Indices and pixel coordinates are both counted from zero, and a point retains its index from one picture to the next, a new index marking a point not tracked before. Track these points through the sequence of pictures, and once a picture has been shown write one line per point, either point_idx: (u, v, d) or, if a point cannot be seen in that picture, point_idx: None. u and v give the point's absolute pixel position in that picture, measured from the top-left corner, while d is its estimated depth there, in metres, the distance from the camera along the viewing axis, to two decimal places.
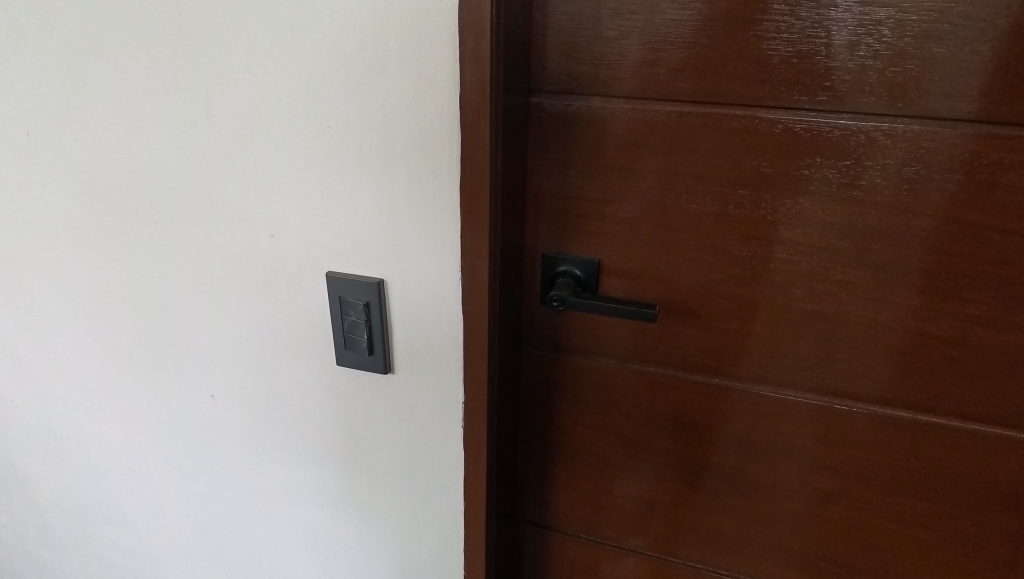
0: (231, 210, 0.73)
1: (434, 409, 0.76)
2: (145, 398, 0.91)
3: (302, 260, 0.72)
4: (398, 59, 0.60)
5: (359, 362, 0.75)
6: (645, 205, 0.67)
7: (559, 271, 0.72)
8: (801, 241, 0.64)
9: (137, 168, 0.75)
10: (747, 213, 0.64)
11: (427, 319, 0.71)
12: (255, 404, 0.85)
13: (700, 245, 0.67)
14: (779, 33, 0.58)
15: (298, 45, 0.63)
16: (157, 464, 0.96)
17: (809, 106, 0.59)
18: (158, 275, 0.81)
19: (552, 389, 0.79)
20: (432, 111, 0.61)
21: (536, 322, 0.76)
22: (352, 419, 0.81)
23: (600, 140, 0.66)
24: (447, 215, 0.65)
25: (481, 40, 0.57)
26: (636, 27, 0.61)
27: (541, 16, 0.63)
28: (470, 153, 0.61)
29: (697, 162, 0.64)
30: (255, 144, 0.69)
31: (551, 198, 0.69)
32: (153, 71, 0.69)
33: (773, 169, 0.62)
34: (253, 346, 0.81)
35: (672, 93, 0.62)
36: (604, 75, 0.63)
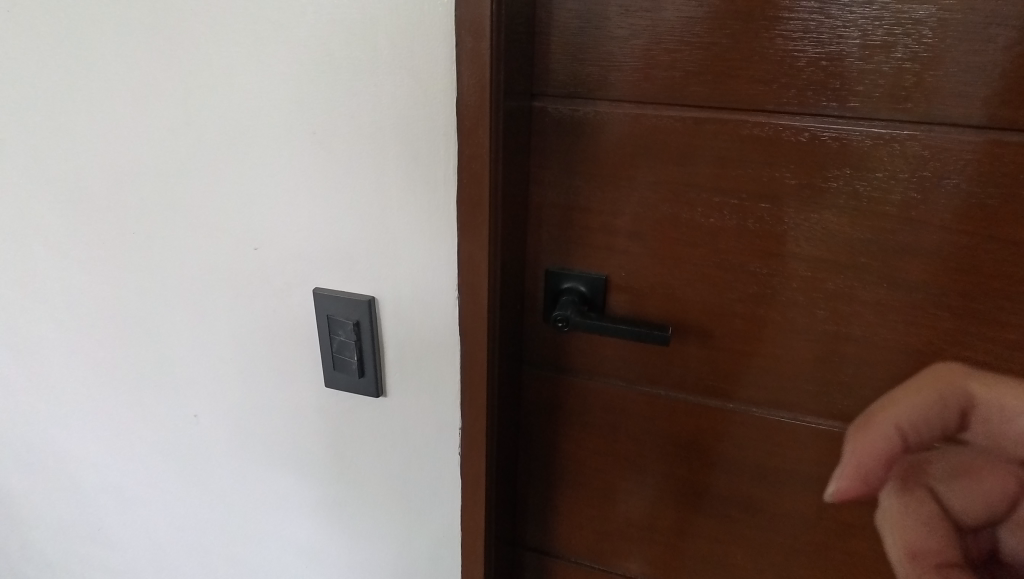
0: (213, 221, 0.68)
1: (429, 433, 0.71)
2: (130, 416, 0.87)
3: (288, 275, 0.68)
4: (390, 60, 0.55)
5: (350, 385, 0.70)
6: (657, 218, 0.62)
7: (563, 288, 0.67)
8: (827, 258, 0.59)
9: (114, 175, 0.70)
10: (768, 228, 0.59)
11: (421, 340, 0.66)
12: (242, 425, 0.80)
13: (716, 261, 0.62)
14: (807, 33, 0.53)
15: (283, 47, 0.58)
16: (144, 484, 0.92)
17: (838, 112, 0.54)
18: (140, 289, 0.76)
19: (555, 411, 0.74)
20: (426, 118, 0.56)
21: (538, 342, 0.71)
22: (344, 441, 0.76)
23: (608, 148, 0.61)
24: (444, 228, 0.60)
25: (481, 41, 0.52)
26: (649, 27, 0.56)
27: (546, 13, 0.58)
28: (468, 163, 0.56)
29: (713, 173, 0.59)
30: (237, 152, 0.64)
31: (555, 210, 0.64)
32: (129, 75, 0.64)
33: (798, 181, 0.57)
34: (238, 364, 0.76)
35: (687, 97, 0.57)
36: (613, 79, 0.58)
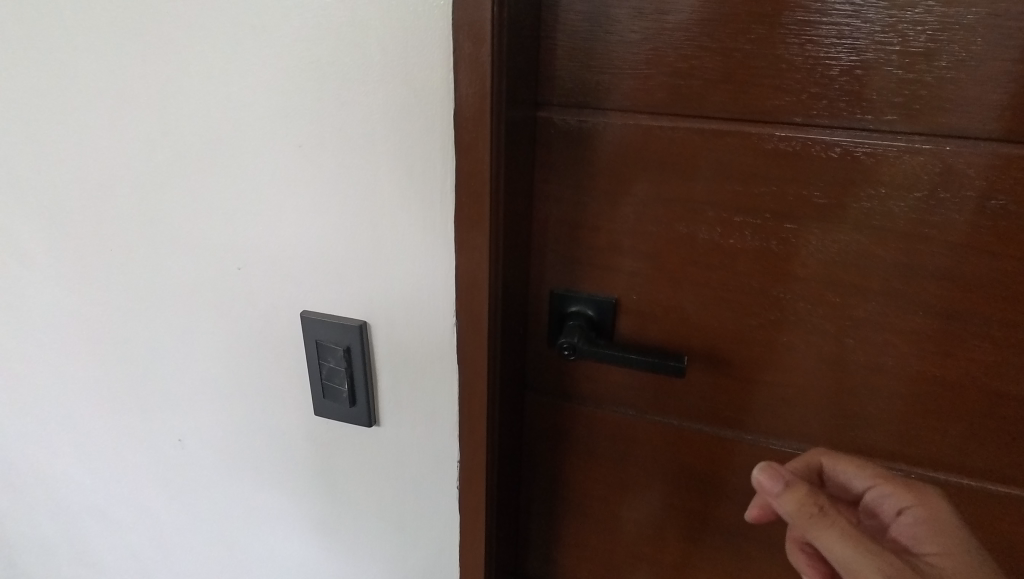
0: (194, 238, 0.63)
1: (425, 465, 0.66)
2: (109, 441, 0.81)
3: (275, 297, 0.63)
4: (381, 68, 0.50)
5: (340, 414, 0.65)
6: (672, 238, 0.57)
7: (569, 311, 0.62)
8: (857, 283, 0.54)
9: (88, 187, 0.65)
10: (793, 251, 0.55)
11: (416, 367, 0.61)
12: (227, 452, 0.76)
13: (735, 284, 0.57)
14: (841, 38, 0.48)
15: (265, 53, 0.53)
16: (124, 511, 0.86)
17: (873, 126, 0.50)
18: (117, 308, 0.71)
19: (560, 439, 0.69)
20: (421, 130, 0.52)
21: (542, 367, 0.67)
22: (335, 470, 0.72)
23: (619, 162, 0.56)
24: (441, 250, 0.55)
25: (480, 47, 0.47)
26: (665, 31, 0.51)
27: (551, 15, 0.53)
28: (467, 181, 0.51)
29: (734, 190, 0.54)
30: (217, 164, 0.59)
31: (561, 228, 0.60)
32: (103, 80, 0.59)
33: (827, 200, 0.52)
34: (223, 388, 0.71)
35: (706, 108, 0.52)
36: (625, 87, 0.54)
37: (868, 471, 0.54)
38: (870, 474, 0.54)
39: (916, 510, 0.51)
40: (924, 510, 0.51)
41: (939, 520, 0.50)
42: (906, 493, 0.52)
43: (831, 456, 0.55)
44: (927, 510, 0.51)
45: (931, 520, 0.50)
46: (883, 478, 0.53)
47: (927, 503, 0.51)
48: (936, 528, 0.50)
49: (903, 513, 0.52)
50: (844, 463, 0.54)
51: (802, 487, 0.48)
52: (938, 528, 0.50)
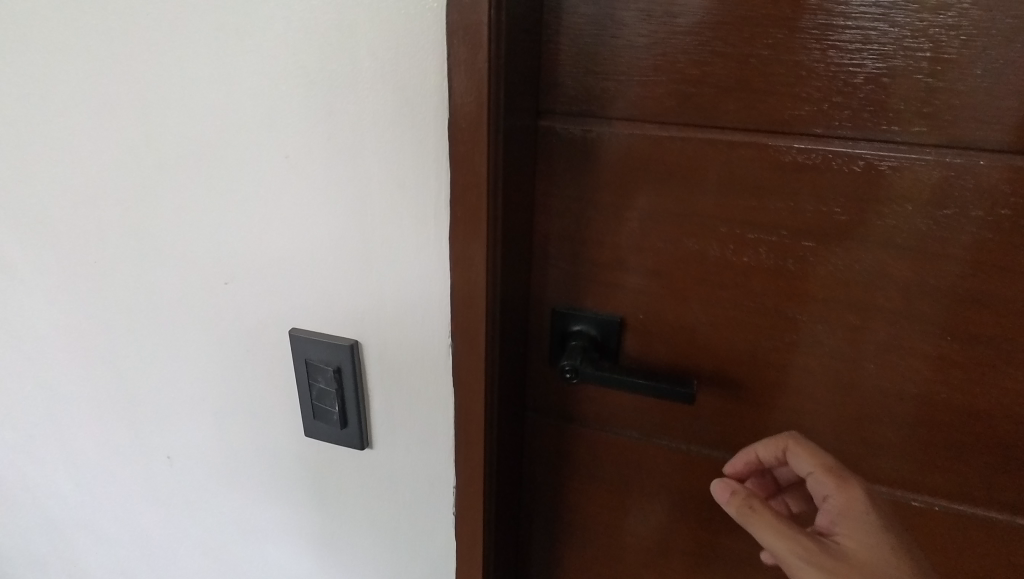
0: (178, 251, 0.60)
1: (420, 489, 0.63)
2: (96, 458, 0.78)
3: (264, 313, 0.60)
4: (372, 74, 0.47)
5: (331, 436, 0.62)
6: (682, 255, 0.54)
7: (571, 330, 0.59)
8: (879, 305, 0.51)
9: (69, 197, 0.62)
10: (811, 270, 0.51)
11: (410, 389, 0.58)
12: (216, 471, 0.73)
13: (748, 305, 0.54)
14: (868, 43, 0.44)
15: (250, 59, 0.50)
16: (113, 529, 0.84)
17: (900, 138, 0.46)
18: (101, 323, 0.68)
19: (561, 462, 0.66)
20: (414, 141, 0.48)
21: (543, 387, 0.63)
22: (328, 492, 0.69)
23: (626, 174, 0.53)
24: (436, 267, 0.52)
25: (477, 53, 0.44)
26: (676, 35, 0.48)
27: (554, 18, 0.50)
28: (463, 195, 0.48)
29: (748, 205, 0.51)
30: (201, 175, 0.56)
31: (563, 243, 0.57)
32: (81, 86, 0.56)
33: (849, 217, 0.49)
34: (212, 406, 0.68)
35: (720, 117, 0.49)
36: (632, 95, 0.50)
37: (811, 455, 0.50)
38: (812, 460, 0.50)
39: (836, 501, 0.48)
40: (846, 502, 0.48)
41: (860, 514, 0.47)
42: (833, 482, 0.49)
43: (791, 443, 0.51)
44: (852, 503, 0.47)
45: (852, 511, 0.47)
46: (821, 464, 0.49)
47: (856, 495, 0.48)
48: (853, 521, 0.47)
49: (826, 501, 0.49)
50: (794, 449, 0.51)
51: (743, 490, 0.49)
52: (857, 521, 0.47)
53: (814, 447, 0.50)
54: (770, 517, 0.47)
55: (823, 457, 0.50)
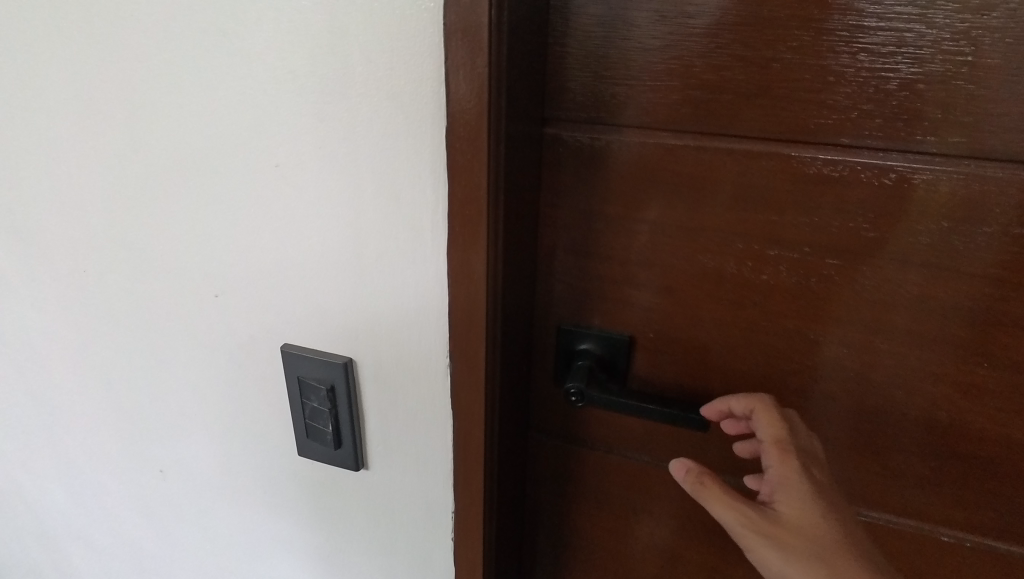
0: (167, 261, 0.58)
1: (418, 512, 0.61)
2: (89, 470, 0.76)
3: (256, 328, 0.57)
4: (365, 79, 0.44)
5: (325, 456, 0.59)
6: (695, 271, 0.50)
7: (577, 349, 0.56)
8: (908, 328, 0.47)
9: (56, 203, 0.59)
10: (836, 289, 0.48)
11: (407, 409, 0.56)
12: (209, 486, 0.70)
13: (766, 325, 0.50)
14: (902, 46, 0.41)
15: (238, 62, 0.47)
16: (107, 541, 0.82)
17: (935, 149, 0.43)
18: (91, 333, 0.65)
19: (566, 485, 0.63)
20: (410, 150, 0.45)
21: (547, 407, 0.60)
22: (322, 512, 0.66)
23: (636, 185, 0.49)
24: (433, 284, 0.49)
25: (478, 57, 0.41)
26: (692, 37, 0.44)
27: (561, 19, 0.46)
28: (461, 208, 0.45)
29: (768, 219, 0.47)
30: (189, 182, 0.53)
31: (570, 257, 0.53)
32: (65, 90, 0.53)
33: (878, 234, 0.45)
34: (204, 421, 0.66)
35: (739, 126, 0.45)
36: (644, 102, 0.47)
37: (771, 424, 0.47)
38: (772, 428, 0.47)
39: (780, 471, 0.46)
40: (787, 473, 0.46)
41: (801, 489, 0.45)
42: (778, 452, 0.46)
43: (757, 406, 0.48)
44: (795, 475, 0.45)
45: (792, 484, 0.45)
46: (775, 434, 0.47)
47: (802, 470, 0.46)
48: (792, 491, 0.45)
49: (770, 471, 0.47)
50: (758, 414, 0.48)
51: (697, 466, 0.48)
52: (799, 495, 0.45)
53: (778, 415, 0.48)
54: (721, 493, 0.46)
55: (782, 428, 0.47)
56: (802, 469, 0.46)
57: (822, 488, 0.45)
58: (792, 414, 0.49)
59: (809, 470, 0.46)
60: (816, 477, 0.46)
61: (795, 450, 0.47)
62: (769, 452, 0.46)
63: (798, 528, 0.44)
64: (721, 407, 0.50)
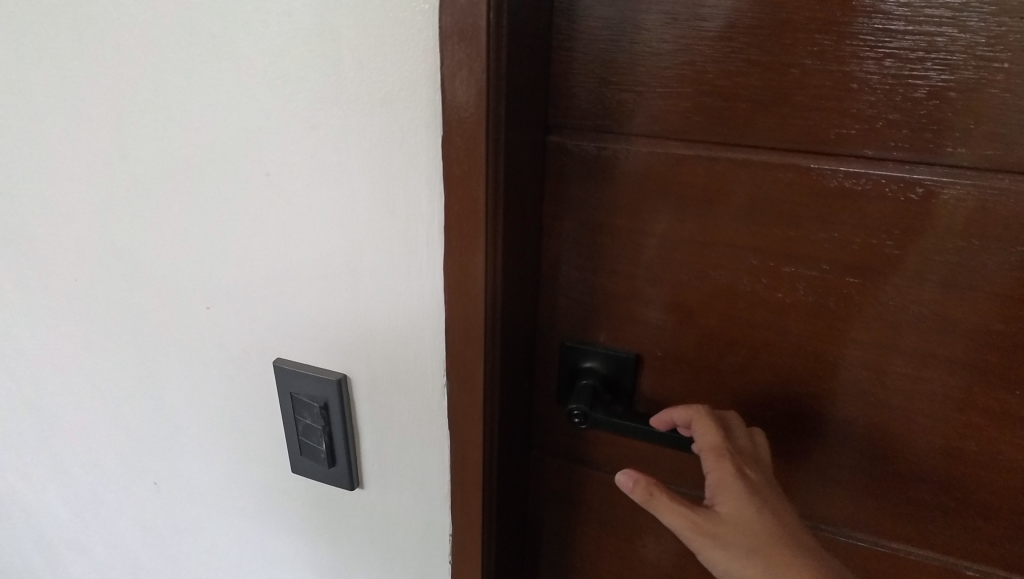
0: (159, 272, 0.56)
1: (414, 533, 0.58)
2: (84, 480, 0.75)
3: (249, 341, 0.55)
4: (358, 85, 0.42)
5: (319, 474, 0.58)
6: (706, 288, 0.48)
7: (581, 367, 0.53)
8: (934, 351, 0.44)
9: (47, 210, 0.57)
10: (857, 309, 0.45)
11: (403, 428, 0.53)
12: (203, 500, 0.68)
13: (781, 345, 0.48)
14: (932, 51, 0.38)
15: (228, 67, 0.45)
16: (103, 551, 0.80)
17: (967, 162, 0.40)
18: (84, 343, 0.64)
19: (569, 507, 0.60)
20: (404, 160, 0.43)
21: (550, 426, 0.58)
22: (317, 530, 0.64)
23: (644, 196, 0.47)
24: (430, 299, 0.47)
25: (477, 62, 0.38)
26: (705, 41, 0.42)
27: (566, 22, 0.44)
28: (458, 221, 0.43)
29: (784, 234, 0.44)
30: (179, 191, 0.51)
31: (574, 271, 0.51)
32: (54, 95, 0.52)
33: (902, 251, 0.43)
34: (199, 434, 0.64)
35: (754, 136, 0.43)
36: (654, 109, 0.44)
37: (705, 428, 0.45)
38: (706, 432, 0.45)
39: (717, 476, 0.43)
40: (724, 477, 0.42)
41: (737, 488, 0.42)
42: (711, 453, 0.44)
43: (694, 414, 0.46)
44: (731, 474, 0.42)
45: (728, 483, 0.42)
46: (710, 437, 0.44)
47: (740, 470, 0.43)
48: (731, 492, 0.42)
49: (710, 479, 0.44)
50: (695, 422, 0.46)
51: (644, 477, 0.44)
52: (737, 493, 0.42)
53: (712, 419, 0.45)
54: (672, 505, 0.43)
55: (717, 431, 0.45)
56: (740, 471, 0.43)
57: (762, 486, 0.43)
58: (730, 417, 0.47)
59: (747, 468, 0.43)
60: (756, 474, 0.43)
61: (731, 452, 0.44)
62: (705, 457, 0.44)
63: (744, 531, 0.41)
64: (666, 418, 0.48)
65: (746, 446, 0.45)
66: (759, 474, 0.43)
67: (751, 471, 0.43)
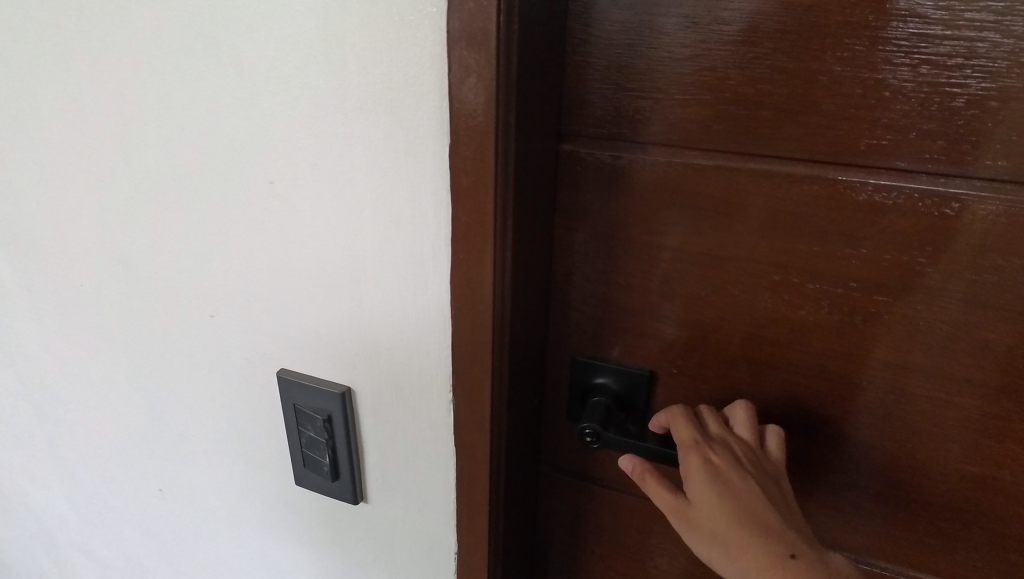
0: (163, 278, 0.55)
1: (419, 550, 0.57)
2: (91, 484, 0.74)
3: (253, 350, 0.54)
4: (362, 92, 0.41)
5: (322, 487, 0.57)
6: (724, 303, 0.46)
7: (592, 383, 0.51)
8: (967, 374, 0.42)
9: (53, 214, 0.57)
10: (885, 329, 0.43)
11: (407, 444, 0.52)
12: (208, 509, 0.68)
13: (803, 365, 0.46)
14: (972, 58, 0.35)
15: (231, 72, 0.44)
16: (110, 555, 0.80)
17: (1007, 176, 0.37)
18: (90, 349, 0.63)
19: (579, 525, 0.59)
20: (410, 169, 0.42)
21: (560, 443, 0.56)
22: (321, 542, 0.63)
23: (660, 208, 0.45)
24: (436, 313, 0.46)
25: (486, 68, 0.37)
26: (726, 46, 0.40)
27: (581, 26, 0.42)
28: (465, 233, 0.41)
29: (807, 249, 0.42)
30: (183, 198, 0.50)
31: (586, 284, 0.49)
32: (57, 100, 0.51)
33: (935, 269, 0.40)
34: (203, 443, 0.63)
35: (778, 146, 0.41)
36: (672, 117, 0.42)
37: (676, 423, 0.44)
38: (675, 425, 0.44)
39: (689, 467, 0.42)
40: (692, 470, 0.41)
41: (696, 474, 0.41)
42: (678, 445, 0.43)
43: (668, 411, 0.45)
44: (694, 464, 0.41)
45: (690, 472, 0.41)
46: (679, 429, 0.44)
47: (707, 460, 0.41)
48: (696, 484, 0.41)
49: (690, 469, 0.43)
50: (670, 418, 0.45)
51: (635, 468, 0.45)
52: (697, 480, 0.41)
53: (682, 413, 0.44)
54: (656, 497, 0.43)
55: (686, 424, 0.43)
56: (707, 460, 0.41)
57: (728, 469, 0.41)
58: (702, 410, 0.45)
59: (715, 452, 0.42)
60: (725, 458, 0.41)
61: (699, 443, 0.42)
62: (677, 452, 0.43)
63: (716, 521, 0.40)
64: (658, 424, 0.46)
65: (726, 433, 0.44)
66: (730, 459, 0.41)
67: (720, 454, 0.41)
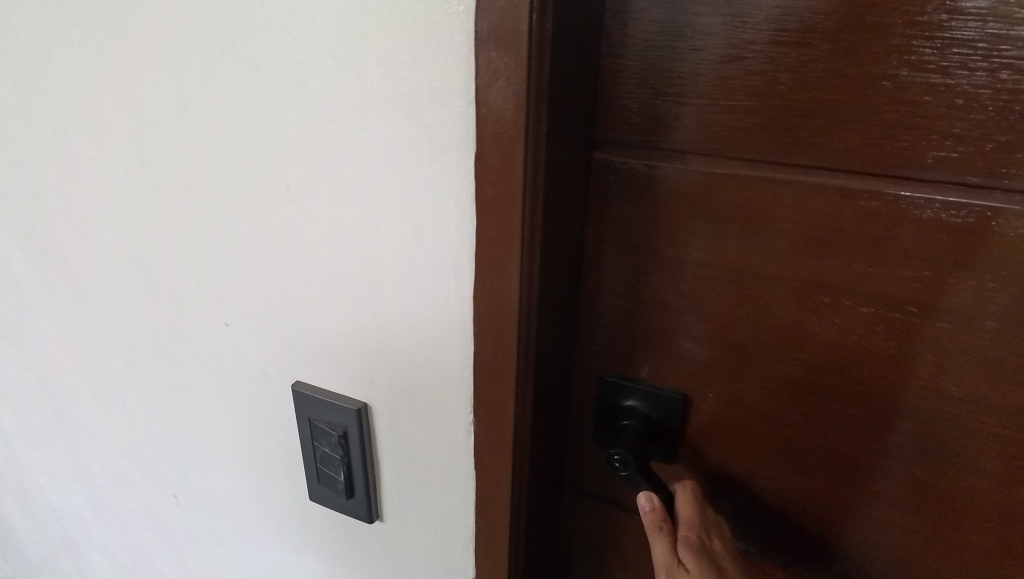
0: (178, 283, 0.53)
1: (435, 572, 0.55)
2: (109, 486, 0.74)
3: (268, 360, 0.53)
4: (382, 96, 0.38)
5: (336, 503, 0.55)
6: (765, 325, 0.42)
7: (621, 405, 0.48)
8: None
9: (73, 216, 0.56)
10: (946, 358, 0.39)
11: (425, 464, 0.50)
12: (222, 517, 0.66)
13: (850, 393, 0.42)
14: None
15: (248, 73, 0.42)
16: (127, 557, 0.79)
17: None
18: (107, 352, 0.62)
19: (603, 551, 0.56)
20: (431, 178, 0.39)
21: (585, 465, 0.53)
22: (335, 557, 0.61)
23: (698, 221, 0.41)
24: (458, 328, 0.43)
25: (516, 71, 0.34)
26: (776, 48, 0.36)
27: (618, 25, 0.39)
28: (491, 247, 0.39)
29: (860, 270, 0.39)
30: (199, 202, 0.49)
31: (617, 300, 0.46)
32: (76, 102, 0.50)
33: (1006, 295, 0.36)
34: (218, 451, 0.62)
35: (832, 157, 0.37)
36: (714, 124, 0.39)
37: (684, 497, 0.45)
38: (681, 502, 0.45)
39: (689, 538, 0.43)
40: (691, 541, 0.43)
41: (697, 545, 0.42)
42: (682, 518, 0.44)
43: (677, 484, 0.47)
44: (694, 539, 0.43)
45: (690, 542, 0.43)
46: (685, 503, 0.45)
47: (705, 541, 0.43)
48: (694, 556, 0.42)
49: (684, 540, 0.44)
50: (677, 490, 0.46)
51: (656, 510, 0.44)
52: (697, 550, 0.42)
53: (690, 492, 0.46)
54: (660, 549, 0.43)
55: (694, 502, 0.45)
56: (704, 542, 0.43)
57: (721, 555, 0.43)
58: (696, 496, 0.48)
59: (711, 536, 0.44)
60: (718, 545, 0.44)
61: (701, 523, 0.44)
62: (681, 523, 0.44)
63: None
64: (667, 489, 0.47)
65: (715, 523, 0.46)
66: (722, 549, 0.44)
67: (715, 541, 0.44)
